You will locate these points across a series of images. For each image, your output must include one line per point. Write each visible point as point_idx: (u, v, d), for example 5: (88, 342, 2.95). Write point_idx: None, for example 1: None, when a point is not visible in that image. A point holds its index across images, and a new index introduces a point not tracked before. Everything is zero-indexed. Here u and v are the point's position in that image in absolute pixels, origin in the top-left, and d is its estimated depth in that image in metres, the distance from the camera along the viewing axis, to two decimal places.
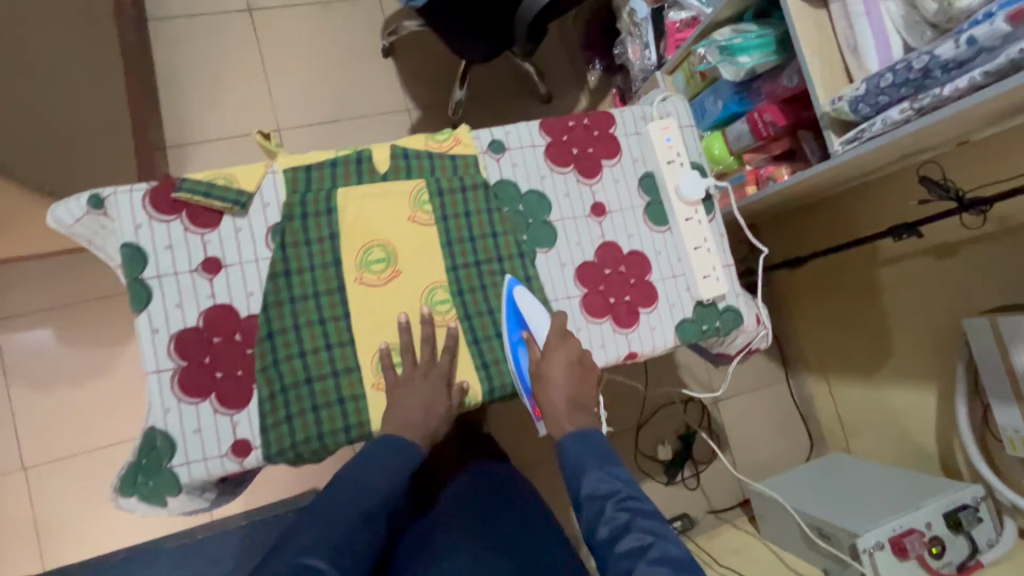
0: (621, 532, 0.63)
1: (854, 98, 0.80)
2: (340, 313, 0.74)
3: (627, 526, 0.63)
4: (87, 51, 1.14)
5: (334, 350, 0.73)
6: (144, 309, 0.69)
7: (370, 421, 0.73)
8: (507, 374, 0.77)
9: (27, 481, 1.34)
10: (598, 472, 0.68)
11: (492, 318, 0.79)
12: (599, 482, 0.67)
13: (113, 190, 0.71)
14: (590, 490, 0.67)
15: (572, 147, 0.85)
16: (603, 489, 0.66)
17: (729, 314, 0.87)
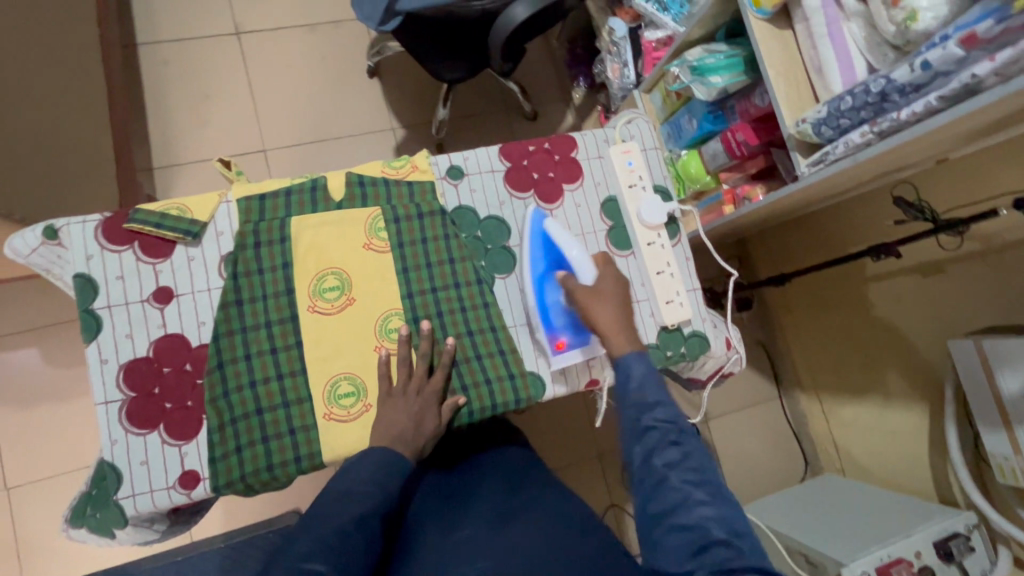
0: (662, 446, 0.64)
1: (817, 120, 0.79)
2: (292, 342, 0.73)
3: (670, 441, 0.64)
4: (73, 81, 1.16)
5: (285, 380, 0.72)
6: (94, 340, 0.69)
7: (321, 452, 0.72)
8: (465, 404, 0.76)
9: (8, 501, 1.34)
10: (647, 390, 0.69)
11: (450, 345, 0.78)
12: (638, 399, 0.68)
13: (67, 221, 0.72)
14: (637, 401, 0.68)
15: (532, 171, 0.84)
16: (653, 403, 0.67)
17: (695, 339, 0.85)
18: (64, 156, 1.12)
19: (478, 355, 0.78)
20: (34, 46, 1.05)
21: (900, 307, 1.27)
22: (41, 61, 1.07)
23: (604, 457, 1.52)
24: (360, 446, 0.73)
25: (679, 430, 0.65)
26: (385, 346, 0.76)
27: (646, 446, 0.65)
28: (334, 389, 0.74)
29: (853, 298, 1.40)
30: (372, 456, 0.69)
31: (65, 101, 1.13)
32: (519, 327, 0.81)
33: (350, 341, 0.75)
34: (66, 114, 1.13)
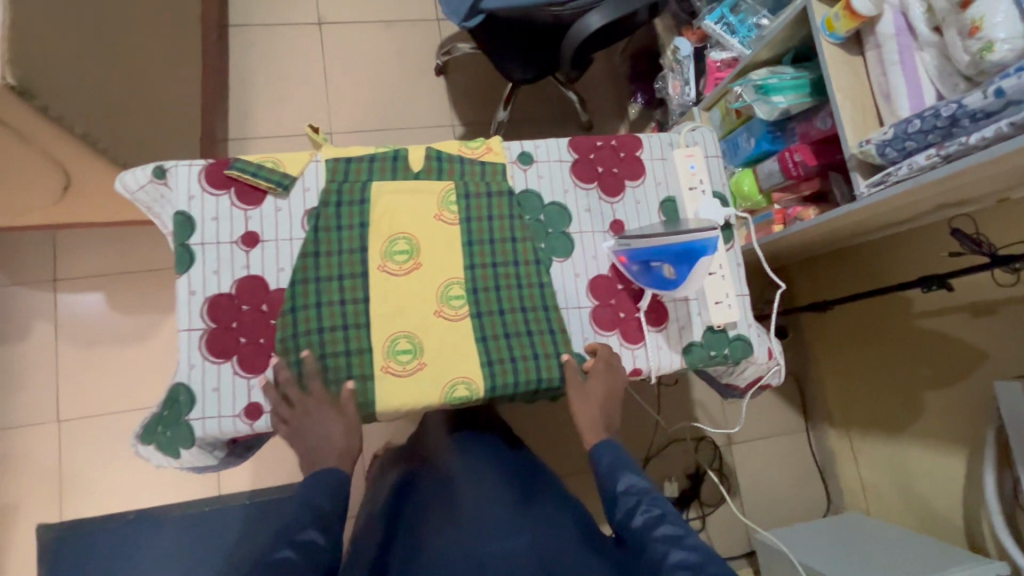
0: (635, 516, 0.71)
1: (881, 141, 0.81)
2: (359, 296, 0.78)
3: (641, 510, 0.71)
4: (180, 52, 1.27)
5: (349, 330, 0.77)
6: (185, 272, 0.76)
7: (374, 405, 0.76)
8: (510, 375, 0.79)
9: (59, 433, 1.42)
10: (615, 468, 0.77)
11: (502, 319, 0.82)
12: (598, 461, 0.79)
13: (175, 163, 0.79)
14: (608, 484, 0.76)
15: (597, 165, 0.89)
16: (623, 480, 0.75)
17: (739, 342, 0.87)
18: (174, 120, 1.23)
19: (528, 331, 0.82)
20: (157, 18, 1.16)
21: (945, 347, 1.26)
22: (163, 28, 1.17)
23: None
24: (410, 400, 0.77)
25: (650, 501, 0.72)
26: (444, 311, 0.80)
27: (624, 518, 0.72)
28: (392, 344, 0.78)
29: (891, 333, 1.39)
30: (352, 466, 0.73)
31: (177, 67, 1.23)
32: (571, 309, 0.84)
33: (413, 301, 0.80)
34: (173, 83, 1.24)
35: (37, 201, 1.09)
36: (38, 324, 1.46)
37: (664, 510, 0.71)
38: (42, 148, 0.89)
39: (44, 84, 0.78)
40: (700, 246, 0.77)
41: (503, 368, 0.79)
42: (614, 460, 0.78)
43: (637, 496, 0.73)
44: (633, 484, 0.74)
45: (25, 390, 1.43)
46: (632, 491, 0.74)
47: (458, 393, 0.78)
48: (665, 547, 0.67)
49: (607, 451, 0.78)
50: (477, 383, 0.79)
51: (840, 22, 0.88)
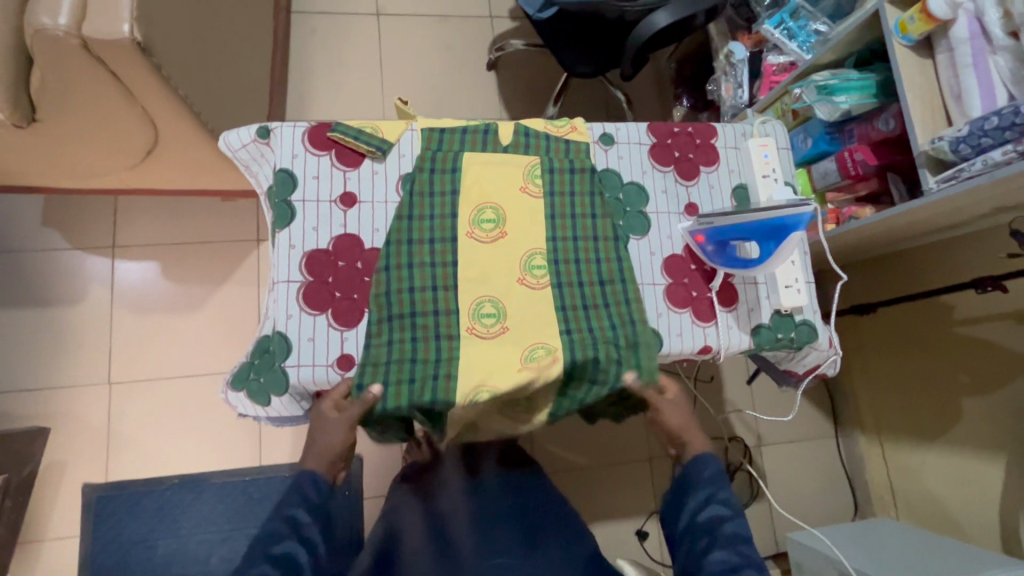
0: (721, 525, 0.80)
1: (955, 138, 0.85)
2: (448, 259, 0.81)
3: (729, 523, 0.80)
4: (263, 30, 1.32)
5: (438, 292, 0.80)
6: (286, 226, 0.79)
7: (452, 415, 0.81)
8: (592, 365, 0.80)
9: (108, 395, 1.45)
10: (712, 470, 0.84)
11: (581, 291, 0.84)
12: (703, 465, 0.84)
13: (278, 124, 0.83)
14: (704, 486, 0.83)
15: (674, 150, 0.92)
16: (720, 490, 0.82)
17: (805, 327, 0.90)
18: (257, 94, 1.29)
19: (606, 306, 0.84)
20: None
21: (989, 354, 1.28)
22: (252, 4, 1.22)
23: (654, 459, 1.55)
24: (493, 362, 0.78)
25: (738, 518, 0.81)
26: (527, 279, 0.83)
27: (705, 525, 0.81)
28: (477, 308, 0.81)
29: (929, 341, 1.42)
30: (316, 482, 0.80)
31: (259, 43, 1.28)
32: (646, 285, 0.87)
33: (497, 267, 0.83)
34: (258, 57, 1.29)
35: (119, 161, 1.13)
36: (95, 287, 1.50)
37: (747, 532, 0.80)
38: (144, 106, 0.93)
39: (163, 43, 0.83)
40: (793, 222, 0.77)
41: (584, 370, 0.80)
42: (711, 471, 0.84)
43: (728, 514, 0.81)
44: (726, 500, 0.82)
45: (79, 351, 1.46)
46: (724, 501, 0.82)
47: (533, 382, 0.80)
48: (739, 560, 0.78)
49: (708, 464, 0.84)
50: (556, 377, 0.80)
51: (914, 25, 0.92)
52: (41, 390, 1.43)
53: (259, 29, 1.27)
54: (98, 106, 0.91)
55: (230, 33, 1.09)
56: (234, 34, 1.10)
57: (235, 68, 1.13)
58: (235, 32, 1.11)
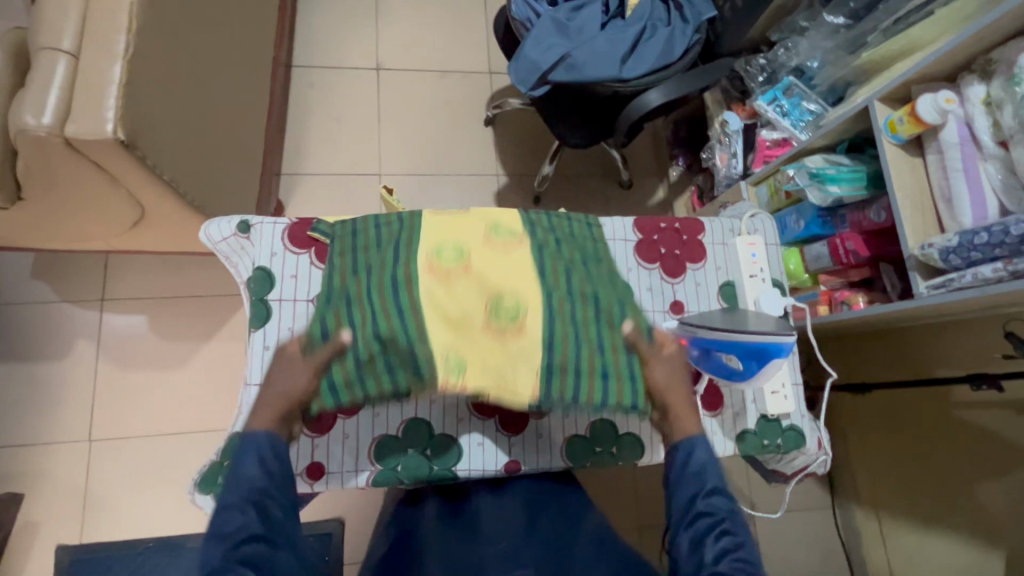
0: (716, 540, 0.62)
1: (945, 247, 0.83)
2: (415, 238, 0.79)
3: (724, 537, 0.62)
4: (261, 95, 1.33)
5: (401, 248, 0.78)
6: (261, 326, 0.78)
7: (432, 360, 0.70)
8: (570, 330, 0.74)
9: (88, 453, 1.43)
10: (705, 468, 0.67)
11: (560, 259, 0.81)
12: (699, 478, 0.67)
13: (259, 220, 0.83)
14: (688, 482, 0.67)
15: (660, 247, 0.91)
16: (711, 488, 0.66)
17: (791, 433, 0.87)
18: (252, 159, 1.29)
19: (584, 262, 0.83)
20: (248, 65, 1.23)
21: (987, 443, 1.25)
22: (249, 73, 1.23)
23: (644, 530, 1.48)
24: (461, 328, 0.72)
25: (733, 520, 0.64)
26: (491, 240, 0.80)
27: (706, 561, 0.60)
28: (436, 248, 0.78)
29: (928, 420, 1.38)
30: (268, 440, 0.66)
31: (254, 109, 1.28)
32: None
33: (462, 228, 0.80)
34: (255, 123, 1.30)
35: (106, 231, 1.13)
36: (81, 342, 1.48)
37: (751, 559, 0.62)
38: (130, 191, 0.93)
39: (147, 136, 0.83)
40: (776, 347, 0.73)
41: (592, 381, 0.74)
42: (709, 461, 0.68)
43: (736, 539, 0.62)
44: (734, 521, 0.64)
45: (60, 407, 1.45)
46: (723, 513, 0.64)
47: (506, 305, 0.73)
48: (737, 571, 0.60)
49: (700, 447, 0.69)
50: (531, 340, 0.73)
51: (903, 126, 0.91)
52: (18, 447, 1.41)
53: (253, 97, 1.27)
54: (82, 190, 0.91)
55: (221, 108, 1.09)
56: (225, 110, 1.11)
57: (227, 141, 1.13)
58: (226, 107, 1.12)
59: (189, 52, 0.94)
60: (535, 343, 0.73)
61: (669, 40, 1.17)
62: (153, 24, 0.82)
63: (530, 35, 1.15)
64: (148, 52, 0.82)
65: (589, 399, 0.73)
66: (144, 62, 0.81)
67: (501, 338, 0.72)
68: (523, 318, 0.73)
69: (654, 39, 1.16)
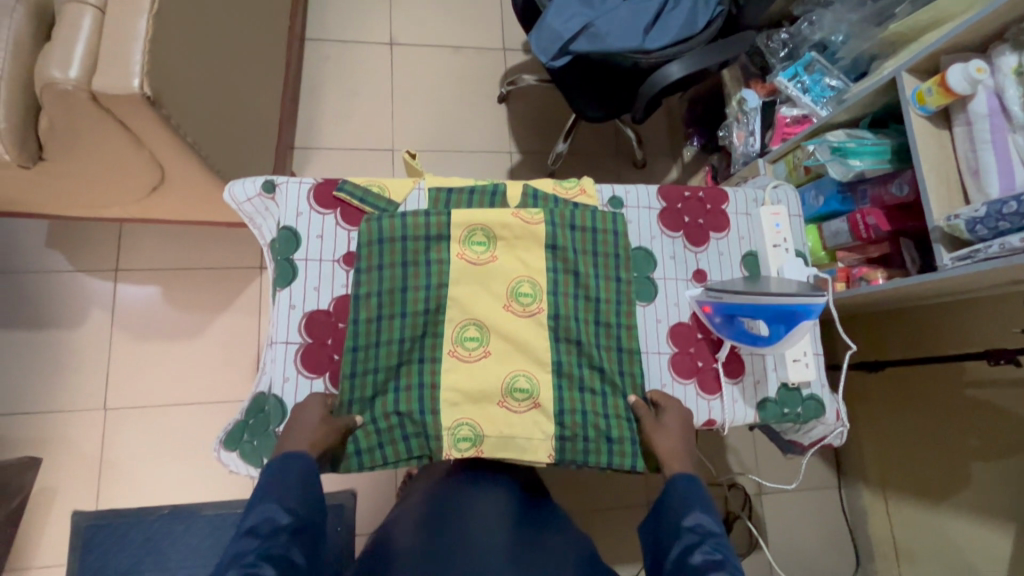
0: (693, 555, 0.66)
1: (972, 218, 0.83)
2: (441, 309, 0.81)
3: (701, 551, 0.66)
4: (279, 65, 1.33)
5: (429, 314, 0.80)
6: (286, 286, 0.79)
7: (444, 436, 0.77)
8: (578, 401, 0.81)
9: (102, 422, 1.44)
10: (687, 502, 0.72)
11: (577, 326, 0.83)
12: (692, 517, 0.70)
13: (285, 180, 0.82)
14: (675, 512, 0.71)
15: (684, 215, 0.90)
16: (694, 512, 0.70)
17: (811, 402, 0.87)
18: (270, 127, 1.28)
19: (597, 298, 0.85)
20: (267, 32, 1.22)
21: (1000, 424, 1.25)
22: (267, 39, 1.22)
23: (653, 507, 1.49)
24: (482, 384, 0.79)
25: (718, 544, 0.67)
26: (513, 306, 0.82)
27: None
28: (461, 331, 0.80)
29: (939, 399, 1.39)
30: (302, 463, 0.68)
31: (272, 76, 1.27)
32: (651, 353, 0.86)
33: (483, 296, 0.82)
34: (272, 91, 1.29)
35: (125, 196, 1.13)
36: (95, 312, 1.49)
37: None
38: (151, 152, 0.93)
39: (172, 95, 0.82)
40: (804, 308, 0.73)
41: (597, 443, 0.80)
42: (690, 492, 0.72)
43: (715, 557, 0.65)
44: (714, 540, 0.67)
45: (75, 376, 1.45)
46: (707, 537, 0.68)
47: (520, 385, 0.80)
48: None
49: (683, 482, 0.74)
50: (544, 411, 0.79)
51: (931, 97, 0.91)
52: (34, 415, 1.42)
53: (271, 65, 1.26)
54: (104, 152, 0.91)
55: (241, 74, 1.08)
56: (245, 76, 1.10)
57: (246, 107, 1.12)
58: (246, 74, 1.11)
59: (212, 12, 0.93)
60: (549, 408, 0.80)
61: (692, 12, 1.16)
62: None
63: (552, 6, 1.14)
64: (174, 8, 0.81)
65: (595, 461, 0.80)
66: (169, 18, 0.80)
67: (516, 417, 0.79)
68: (535, 395, 0.80)
69: (677, 11, 1.15)
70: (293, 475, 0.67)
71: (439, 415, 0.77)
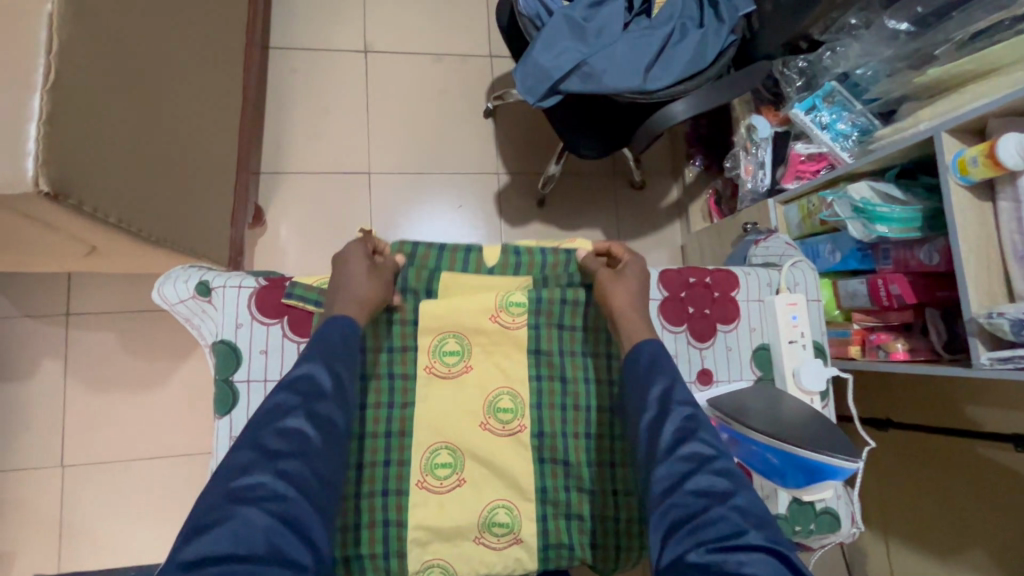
0: (666, 424, 0.60)
1: (1020, 319, 0.73)
2: (407, 431, 0.71)
3: (673, 419, 0.60)
4: (231, 94, 1.17)
5: (392, 438, 0.70)
6: (226, 414, 0.69)
7: None
8: (565, 531, 0.72)
9: (61, 480, 1.35)
10: (653, 371, 0.65)
11: (564, 444, 0.73)
12: (670, 388, 0.63)
13: (222, 282, 0.71)
14: (641, 378, 0.65)
15: (687, 305, 0.80)
16: (670, 383, 0.64)
17: (825, 517, 0.79)
18: (222, 168, 1.14)
19: (587, 406, 0.75)
20: (212, 63, 1.06)
21: (1009, 484, 1.08)
22: (212, 70, 1.06)
23: None
24: (455, 521, 0.69)
25: (697, 414, 0.61)
26: (491, 425, 0.71)
27: (658, 466, 0.58)
28: (431, 457, 0.70)
29: (941, 452, 1.21)
30: (342, 325, 0.65)
31: (221, 109, 1.12)
32: None
33: (455, 412, 0.71)
34: (224, 127, 1.14)
35: (56, 261, 0.99)
36: (47, 362, 1.37)
37: (717, 456, 0.58)
38: (71, 233, 0.80)
39: (82, 180, 0.69)
40: (833, 471, 0.62)
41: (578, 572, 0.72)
42: (656, 361, 0.66)
43: (688, 427, 0.60)
44: (687, 411, 0.61)
45: (28, 432, 1.35)
46: (684, 405, 0.62)
47: (499, 519, 0.70)
48: (688, 469, 0.56)
49: (646, 349, 0.67)
50: (526, 547, 0.70)
51: (976, 167, 0.78)
52: None
53: (221, 97, 1.11)
54: (14, 235, 0.77)
55: (181, 123, 0.94)
56: (186, 125, 0.96)
57: (189, 154, 0.98)
58: (185, 120, 0.96)
59: (132, 63, 0.78)
60: (532, 544, 0.71)
61: (701, 44, 1.00)
62: (81, 43, 0.67)
63: (541, 35, 0.98)
64: (75, 76, 0.67)
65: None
66: (71, 91, 0.66)
67: (495, 555, 0.70)
68: (516, 529, 0.70)
69: (684, 42, 1.00)
70: (325, 345, 0.63)
71: (406, 557, 0.68)
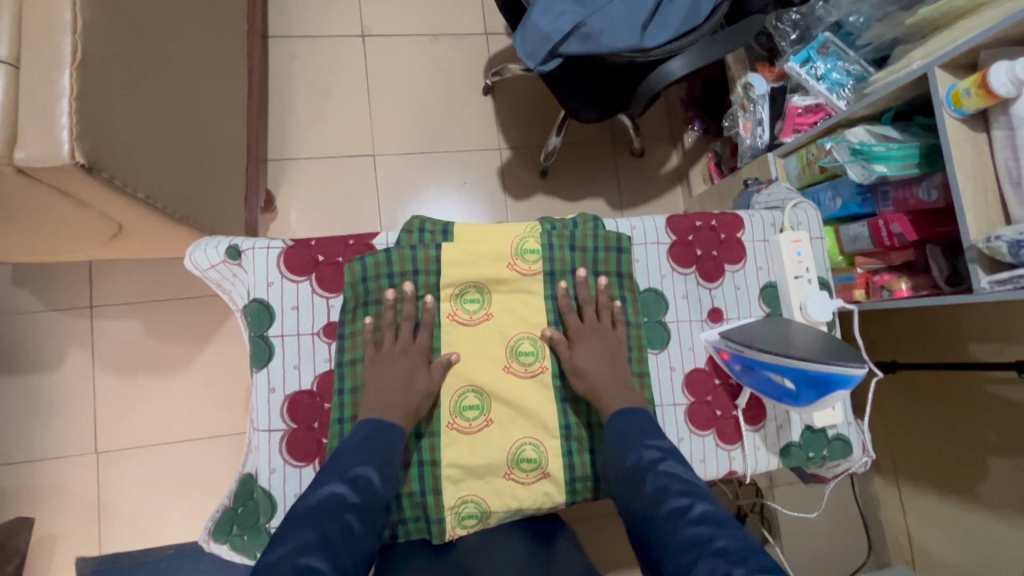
0: (647, 485, 0.61)
1: (1016, 240, 0.76)
2: None
3: (652, 479, 0.61)
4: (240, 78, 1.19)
5: None
6: (263, 366, 0.74)
7: (448, 516, 0.72)
8: (589, 465, 0.75)
9: (96, 466, 1.39)
10: (628, 438, 0.68)
11: None
12: (645, 451, 0.65)
13: (250, 244, 0.75)
14: (619, 448, 0.67)
15: (695, 248, 0.83)
16: (643, 446, 0.66)
17: (837, 443, 0.82)
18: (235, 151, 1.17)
19: None
20: (222, 48, 1.09)
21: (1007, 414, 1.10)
22: (221, 55, 1.09)
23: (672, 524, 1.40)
24: (484, 457, 0.73)
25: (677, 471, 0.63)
26: (514, 367, 0.75)
27: (648, 528, 0.58)
28: (459, 400, 0.74)
29: (944, 391, 1.24)
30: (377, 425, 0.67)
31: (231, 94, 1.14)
32: (665, 406, 0.80)
33: (480, 357, 0.75)
34: (235, 112, 1.17)
35: (80, 246, 1.02)
36: (74, 352, 1.41)
37: (706, 506, 0.58)
38: (100, 211, 0.83)
39: (112, 155, 0.72)
40: (840, 380, 0.65)
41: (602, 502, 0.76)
42: (631, 427, 0.69)
43: (667, 484, 0.61)
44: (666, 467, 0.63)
45: (61, 421, 1.39)
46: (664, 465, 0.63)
47: (527, 455, 0.74)
48: (675, 522, 0.56)
49: (620, 421, 0.70)
50: (553, 479, 0.74)
51: (969, 99, 0.81)
52: (24, 464, 1.37)
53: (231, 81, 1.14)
54: (47, 214, 0.81)
55: (196, 107, 0.97)
56: (201, 108, 0.99)
57: (205, 137, 1.01)
58: (201, 104, 0.99)
59: (152, 47, 0.82)
60: (559, 478, 0.74)
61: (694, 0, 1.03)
62: (102, 23, 0.70)
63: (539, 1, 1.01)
64: (99, 56, 0.70)
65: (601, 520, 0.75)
66: (98, 71, 0.69)
67: (524, 489, 0.74)
68: (544, 464, 0.74)
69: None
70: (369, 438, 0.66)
71: (442, 495, 0.72)
